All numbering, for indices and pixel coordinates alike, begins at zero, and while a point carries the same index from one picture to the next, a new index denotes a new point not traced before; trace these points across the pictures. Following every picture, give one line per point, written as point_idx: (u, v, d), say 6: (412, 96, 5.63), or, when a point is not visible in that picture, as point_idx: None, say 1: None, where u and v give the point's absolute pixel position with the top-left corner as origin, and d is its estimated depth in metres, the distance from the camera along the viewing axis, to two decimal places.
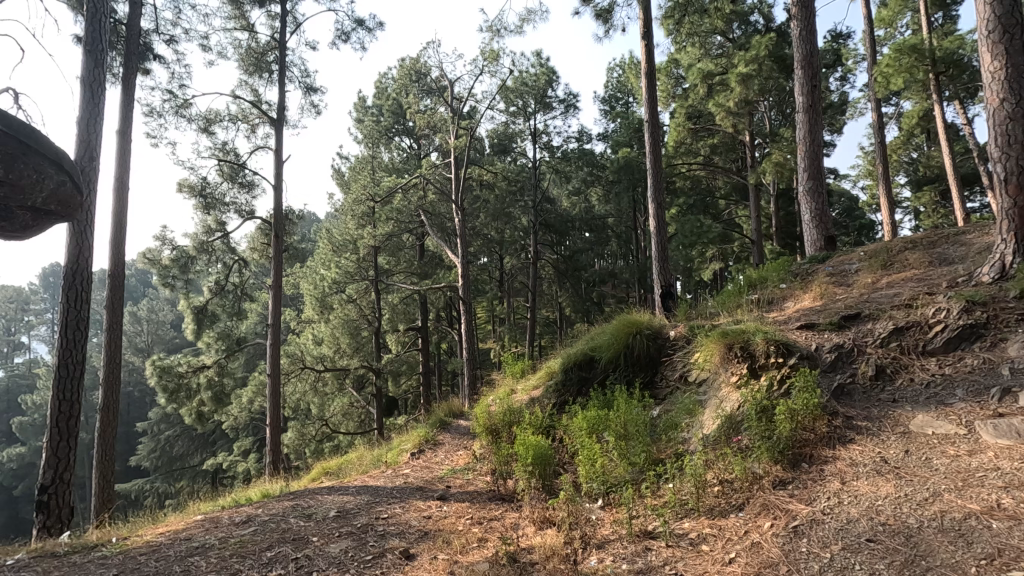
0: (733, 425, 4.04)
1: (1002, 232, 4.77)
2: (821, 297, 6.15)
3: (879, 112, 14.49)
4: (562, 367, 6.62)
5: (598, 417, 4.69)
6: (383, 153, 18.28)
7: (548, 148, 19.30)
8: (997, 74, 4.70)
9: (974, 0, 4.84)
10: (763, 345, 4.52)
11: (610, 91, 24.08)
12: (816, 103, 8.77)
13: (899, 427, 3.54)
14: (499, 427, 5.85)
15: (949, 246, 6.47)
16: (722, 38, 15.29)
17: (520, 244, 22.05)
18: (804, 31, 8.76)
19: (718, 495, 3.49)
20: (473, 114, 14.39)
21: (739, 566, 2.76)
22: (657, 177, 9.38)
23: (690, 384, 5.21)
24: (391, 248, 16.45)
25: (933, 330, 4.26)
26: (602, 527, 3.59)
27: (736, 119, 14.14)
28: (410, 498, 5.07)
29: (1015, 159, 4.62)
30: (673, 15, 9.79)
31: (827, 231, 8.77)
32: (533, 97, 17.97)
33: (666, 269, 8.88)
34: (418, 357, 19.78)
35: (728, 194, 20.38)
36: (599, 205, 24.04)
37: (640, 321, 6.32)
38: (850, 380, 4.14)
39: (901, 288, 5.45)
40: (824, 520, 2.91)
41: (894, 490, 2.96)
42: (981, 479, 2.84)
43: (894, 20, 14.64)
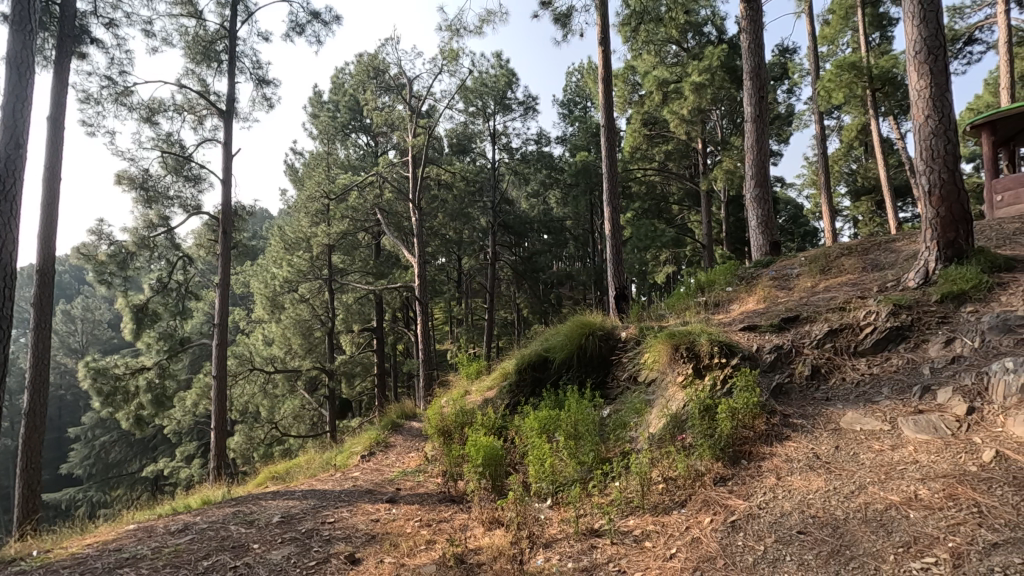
0: (678, 424, 4.16)
1: (927, 241, 5.09)
2: (764, 300, 6.41)
3: (822, 125, 15.24)
4: (516, 368, 6.63)
5: (550, 417, 4.71)
6: (339, 150, 17.94)
7: (506, 149, 19.39)
8: (923, 91, 4.99)
9: (904, 23, 5.12)
10: (708, 346, 4.66)
11: (569, 95, 24.40)
12: (763, 114, 9.11)
13: (831, 424, 3.73)
14: (451, 429, 5.81)
15: (881, 253, 6.85)
16: (677, 47, 15.70)
17: (478, 246, 22.06)
18: (752, 43, 9.10)
19: (662, 493, 3.57)
20: (432, 113, 14.30)
21: (679, 561, 2.84)
22: (612, 181, 9.54)
23: (639, 384, 5.33)
24: (346, 247, 16.16)
25: (864, 332, 4.50)
26: (550, 526, 3.62)
27: (689, 126, 14.56)
28: (358, 501, 4.98)
29: (938, 172, 4.91)
30: (629, 22, 9.99)
31: (773, 237, 9.11)
32: (492, 98, 17.99)
33: (621, 272, 9.05)
34: (373, 358, 19.50)
35: (681, 200, 20.98)
36: (557, 208, 24.32)
37: (593, 322, 6.42)
38: (788, 380, 4.32)
39: (837, 292, 5.74)
40: (759, 514, 3.03)
41: (824, 484, 3.11)
42: (901, 472, 3.02)
43: (836, 37, 15.44)
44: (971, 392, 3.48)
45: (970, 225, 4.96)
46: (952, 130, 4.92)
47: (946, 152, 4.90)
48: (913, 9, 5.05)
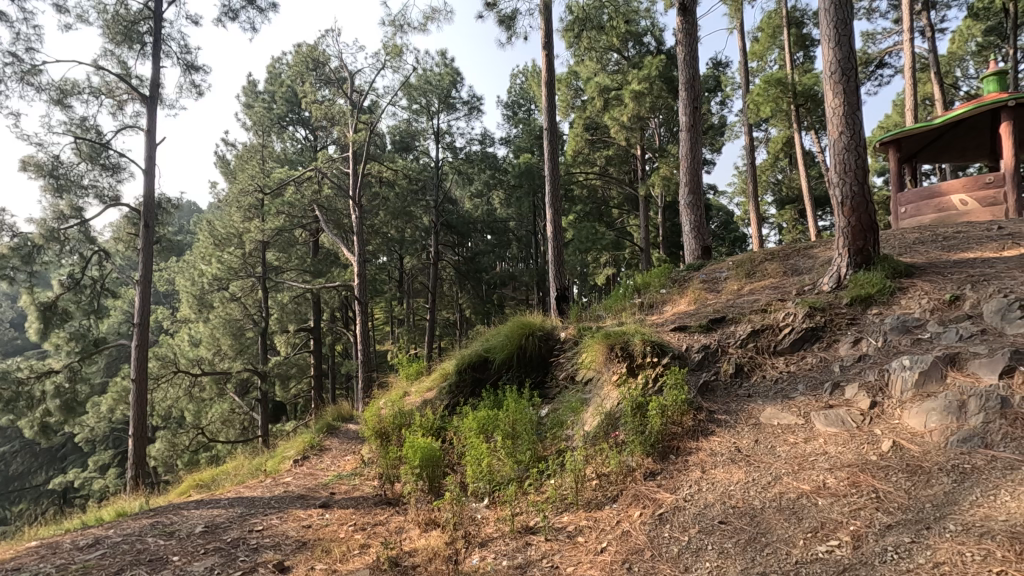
0: (611, 421, 4.28)
1: (839, 248, 5.48)
2: (694, 302, 6.70)
3: (751, 137, 16.11)
4: (455, 368, 6.58)
5: (488, 417, 4.73)
6: (275, 143, 17.24)
7: (450, 148, 19.29)
8: (837, 109, 5.38)
9: (822, 45, 5.51)
10: (640, 345, 4.84)
11: (513, 97, 24.59)
12: (696, 124, 9.53)
13: (752, 419, 3.96)
14: (389, 430, 5.71)
15: (800, 258, 7.31)
16: (618, 55, 16.16)
17: (420, 245, 21.80)
18: (688, 56, 9.47)
19: (595, 488, 3.66)
20: (374, 109, 14.01)
21: (610, 554, 2.93)
22: (554, 184, 9.69)
23: (577, 383, 5.44)
24: (281, 244, 15.68)
25: (783, 332, 4.80)
26: (486, 525, 3.64)
27: (628, 133, 15.02)
28: (289, 508, 4.80)
29: (850, 184, 5.30)
30: (572, 29, 10.18)
31: (704, 241, 9.53)
32: (436, 96, 17.80)
33: (562, 273, 9.21)
34: (309, 359, 18.87)
35: (621, 204, 21.57)
36: (500, 208, 24.41)
37: (533, 322, 6.50)
38: (714, 377, 4.55)
39: (760, 294, 6.08)
40: (685, 506, 3.18)
41: (744, 476, 3.30)
42: (812, 462, 3.25)
43: (764, 54, 16.37)
44: (873, 387, 3.79)
45: (876, 234, 5.39)
46: (862, 147, 5.33)
47: (856, 166, 5.29)
48: (829, 33, 5.44)
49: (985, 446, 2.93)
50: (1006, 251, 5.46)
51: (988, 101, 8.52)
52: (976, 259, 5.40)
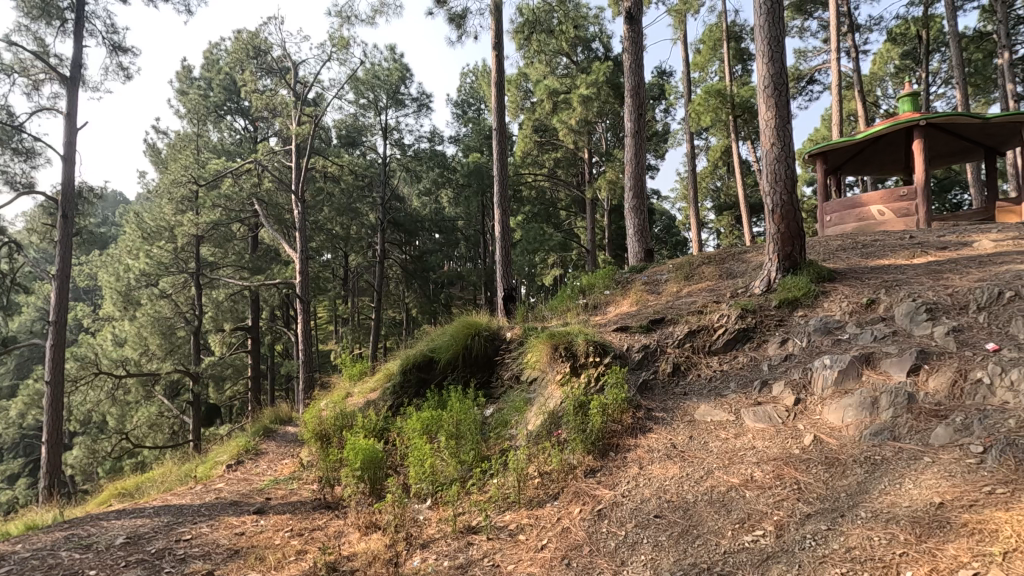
0: (554, 420, 4.35)
1: (770, 253, 5.78)
2: (636, 303, 6.91)
3: (692, 145, 16.74)
4: (400, 368, 6.47)
5: (431, 417, 4.68)
6: (212, 133, 16.44)
7: (398, 145, 18.99)
8: (769, 122, 5.69)
9: (757, 60, 5.80)
10: (583, 345, 4.95)
11: (463, 96, 24.53)
12: (642, 130, 9.80)
13: (687, 416, 4.12)
14: (329, 432, 5.54)
15: (735, 262, 7.66)
16: (567, 59, 16.42)
17: (366, 242, 21.35)
18: (633, 63, 9.72)
19: (537, 487, 3.71)
20: (319, 101, 13.61)
21: (550, 550, 2.98)
22: (503, 184, 9.72)
23: (522, 383, 5.48)
24: (217, 238, 15.12)
25: (717, 333, 5.02)
26: (428, 527, 3.61)
27: (576, 136, 15.26)
28: (221, 515, 4.58)
29: (781, 193, 5.59)
30: (522, 31, 10.25)
31: (647, 244, 9.81)
32: (384, 92, 17.48)
33: (509, 274, 9.27)
34: (246, 359, 18.09)
35: (569, 206, 21.90)
36: (449, 207, 24.24)
37: (478, 322, 6.49)
38: (652, 376, 4.71)
39: (697, 297, 6.34)
40: (622, 501, 3.28)
41: (678, 471, 3.43)
42: (741, 456, 3.42)
43: (706, 66, 17.04)
44: (798, 385, 4.03)
45: (803, 241, 5.72)
46: (791, 158, 5.64)
47: (786, 176, 5.59)
48: (763, 49, 5.73)
49: (894, 438, 3.17)
50: (916, 259, 5.92)
51: (902, 120, 9.23)
52: (890, 265, 5.82)
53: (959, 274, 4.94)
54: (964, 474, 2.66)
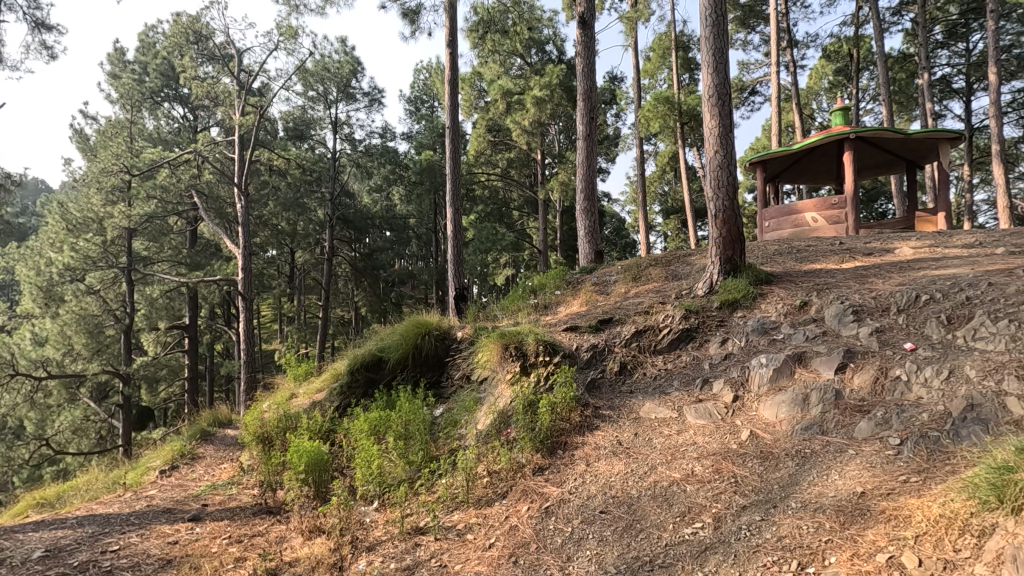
0: (504, 419, 4.37)
1: (713, 256, 6.00)
2: (586, 303, 7.03)
3: (641, 150, 17.18)
4: (348, 368, 6.32)
5: (380, 418, 4.60)
6: (147, 120, 15.55)
7: (348, 140, 18.55)
8: (713, 130, 5.91)
9: (703, 70, 6.02)
10: (534, 345, 5.00)
11: (416, 92, 24.27)
12: (593, 133, 9.98)
13: (632, 414, 4.23)
14: (272, 434, 5.35)
15: (680, 265, 7.92)
16: (521, 60, 16.51)
17: (313, 239, 20.74)
18: (586, 67, 9.87)
19: (486, 486, 3.71)
20: (264, 92, 13.13)
21: (498, 549, 2.99)
22: (455, 182, 9.67)
23: (472, 383, 5.47)
24: (151, 232, 14.14)
25: (662, 333, 5.17)
26: (375, 529, 3.55)
27: (529, 137, 15.37)
28: (152, 524, 4.35)
29: (723, 199, 5.82)
30: (476, 30, 10.22)
31: (597, 245, 10.00)
32: (335, 84, 17.03)
33: (461, 273, 9.23)
34: (183, 360, 17.21)
35: (521, 206, 22.03)
36: (400, 205, 23.91)
37: (429, 321, 6.42)
38: (600, 375, 4.81)
39: (644, 298, 6.52)
40: (569, 498, 3.33)
41: (624, 467, 3.52)
42: (683, 452, 3.55)
43: (655, 73, 17.52)
44: (736, 383, 4.21)
45: (743, 245, 5.98)
46: (733, 166, 5.88)
47: (728, 183, 5.82)
48: (709, 60, 5.95)
49: (822, 432, 3.37)
50: (845, 264, 6.30)
51: (835, 132, 9.80)
52: (821, 270, 6.17)
53: (882, 279, 5.29)
54: (883, 464, 2.86)
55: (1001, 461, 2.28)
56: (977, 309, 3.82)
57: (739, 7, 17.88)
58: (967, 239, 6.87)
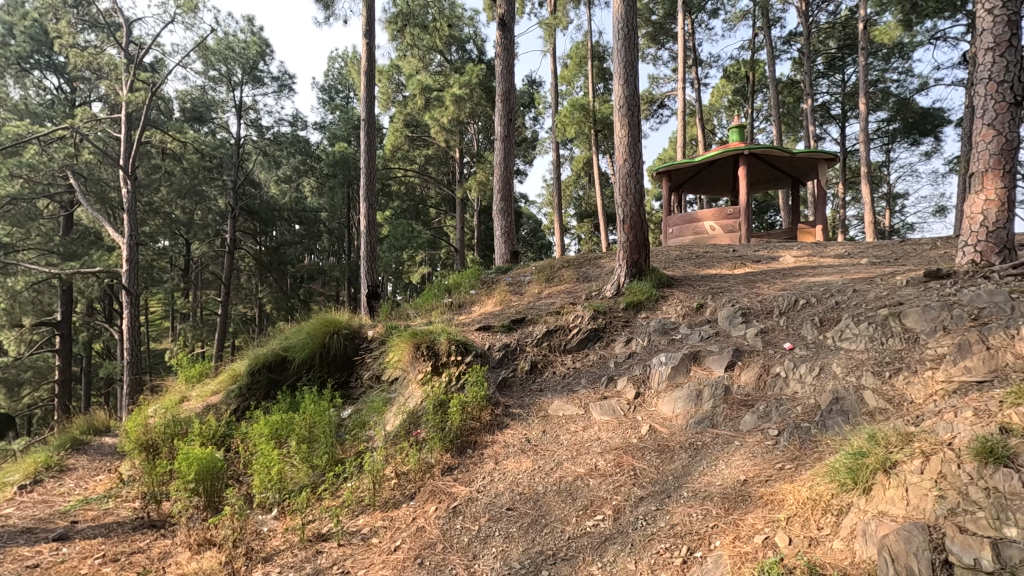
0: (414, 420, 4.31)
1: (620, 260, 6.27)
2: (500, 303, 7.11)
3: (558, 154, 17.61)
4: (247, 369, 5.94)
5: (282, 421, 4.37)
6: (12, 88, 13.71)
7: (254, 126, 17.42)
8: (623, 139, 6.18)
9: (614, 81, 6.26)
10: (446, 345, 4.98)
11: (330, 81, 23.35)
12: (511, 135, 10.09)
13: (542, 411, 4.34)
14: (157, 441, 4.90)
15: (591, 267, 8.22)
16: (441, 57, 16.36)
17: (212, 230, 19.27)
18: (504, 69, 9.94)
19: (393, 488, 3.64)
20: (158, 68, 12.05)
21: (403, 551, 2.95)
22: (370, 176, 9.38)
23: (383, 383, 5.35)
24: (18, 216, 12.52)
25: (572, 332, 5.34)
26: (272, 539, 3.37)
27: (448, 135, 15.26)
28: (7, 547, 3.83)
29: (631, 206, 6.11)
30: (395, 22, 9.98)
31: (512, 246, 10.11)
32: (240, 66, 15.93)
33: (374, 270, 8.98)
34: (53, 360, 15.31)
35: (438, 204, 21.85)
36: (311, 198, 22.86)
37: (339, 320, 6.18)
38: (511, 373, 4.89)
39: (556, 298, 6.68)
40: (477, 497, 3.35)
41: (530, 464, 3.60)
42: (589, 447, 3.69)
43: (572, 80, 18.04)
44: (638, 380, 4.45)
45: (648, 250, 6.31)
46: (640, 175, 6.18)
47: (634, 191, 6.12)
48: (620, 72, 6.22)
49: (712, 426, 3.64)
50: (737, 270, 6.84)
51: (732, 148, 10.58)
52: (717, 275, 6.65)
53: (766, 284, 5.81)
54: (762, 454, 3.14)
55: (856, 447, 2.59)
56: (844, 312, 4.28)
57: (651, 23, 18.83)
58: (838, 250, 7.70)
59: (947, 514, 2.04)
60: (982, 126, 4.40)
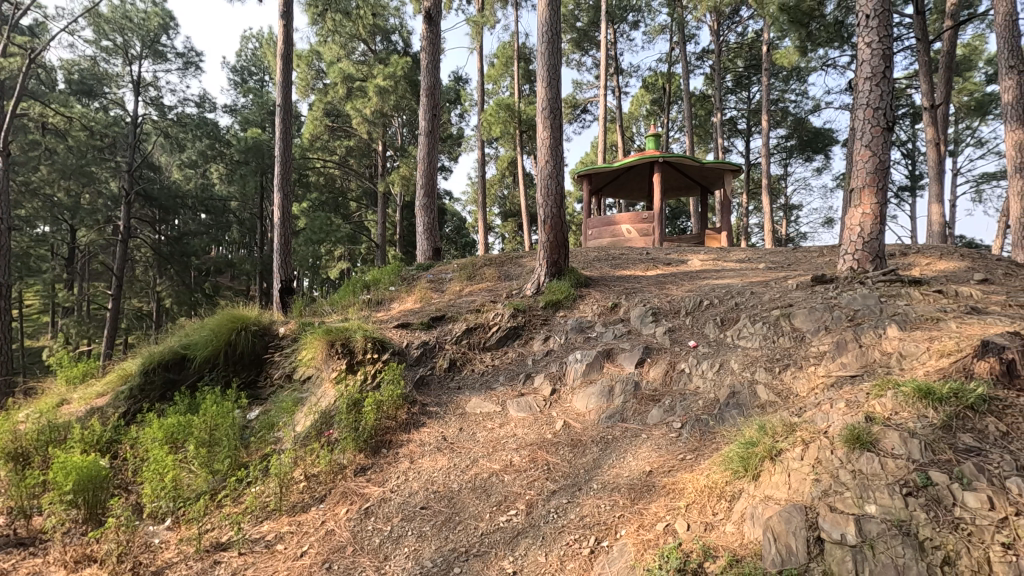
0: (326, 420, 4.15)
1: (541, 260, 6.37)
2: (420, 300, 7.01)
3: (483, 152, 17.63)
4: (140, 368, 5.45)
5: (179, 424, 4.05)
6: None
7: (155, 104, 16.00)
8: (545, 141, 6.30)
9: (538, 82, 6.35)
10: (362, 342, 4.84)
11: (243, 61, 21.97)
12: (435, 130, 9.95)
13: (459, 409, 4.34)
14: (29, 449, 4.38)
15: (512, 266, 8.29)
16: (365, 46, 15.88)
17: (103, 215, 17.51)
18: (430, 63, 9.78)
19: (302, 491, 3.49)
20: (39, 32, 10.75)
21: (310, 557, 2.83)
22: (284, 165, 8.91)
23: (293, 382, 5.11)
24: None
25: (491, 330, 5.36)
26: (164, 551, 3.11)
27: (370, 127, 14.86)
28: None
29: (551, 206, 6.24)
30: (316, 5, 9.55)
31: (435, 243, 10.00)
32: (138, 38, 14.56)
33: (288, 263, 8.54)
34: None
35: (359, 198, 21.22)
36: (219, 185, 21.39)
37: (246, 315, 5.83)
38: (429, 371, 4.84)
39: (477, 296, 6.70)
40: (390, 497, 3.29)
41: (445, 462, 3.59)
42: (504, 444, 3.72)
43: (498, 79, 18.15)
44: (554, 376, 4.56)
45: (567, 250, 6.46)
46: (561, 177, 6.32)
47: (556, 192, 6.24)
48: (543, 74, 6.32)
49: (622, 420, 3.80)
50: (650, 272, 7.17)
51: (648, 155, 11.09)
52: (631, 276, 6.95)
53: (675, 286, 6.14)
54: (667, 445, 3.32)
55: (748, 438, 2.79)
56: (742, 313, 4.61)
57: (575, 30, 19.34)
58: (740, 255, 8.29)
59: (821, 496, 2.26)
60: (861, 146, 4.87)
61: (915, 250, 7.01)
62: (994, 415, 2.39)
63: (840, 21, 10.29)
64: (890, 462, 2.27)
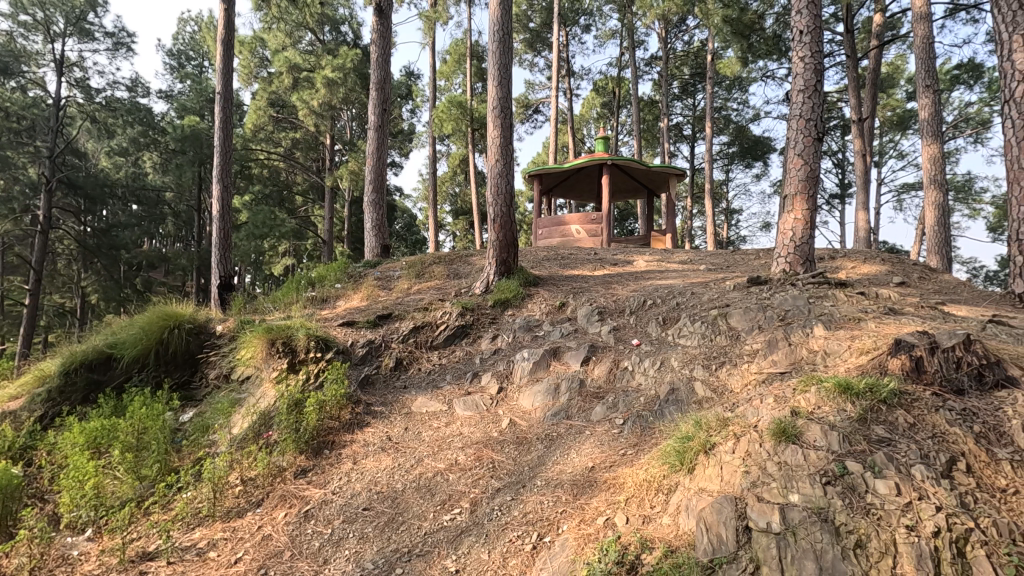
0: (264, 422, 4.01)
1: (491, 259, 6.36)
2: (367, 298, 6.88)
3: (434, 149, 17.46)
4: (60, 368, 5.08)
5: (104, 428, 3.82)
6: None
7: (81, 86, 14.94)
8: (495, 140, 6.31)
9: (488, 81, 6.36)
10: (304, 341, 4.71)
11: (180, 45, 20.86)
12: (384, 125, 9.76)
13: (404, 409, 4.29)
14: None
15: (461, 265, 8.26)
16: (312, 36, 15.42)
17: (20, 204, 16.19)
18: (380, 56, 9.59)
19: (237, 495, 3.35)
20: None
21: (244, 563, 2.73)
22: (224, 156, 8.52)
23: (230, 382, 4.90)
24: None
25: (439, 329, 5.33)
26: (84, 563, 2.91)
27: (318, 119, 14.43)
28: None
29: (501, 206, 6.25)
30: None
31: (383, 240, 9.82)
32: (62, 14, 13.55)
33: (227, 259, 8.18)
34: None
35: (305, 192, 20.58)
36: (153, 175, 20.24)
37: (180, 313, 5.54)
38: (374, 371, 4.76)
39: (425, 294, 6.63)
40: (331, 499, 3.21)
41: (389, 461, 3.55)
42: (450, 443, 3.71)
43: (450, 76, 18.01)
44: (502, 375, 4.59)
45: (516, 250, 6.49)
46: (511, 177, 6.35)
47: (506, 191, 6.27)
48: (495, 74, 6.33)
49: (567, 417, 3.86)
50: (597, 271, 7.31)
51: (597, 157, 11.29)
52: (579, 276, 7.06)
53: (621, 285, 6.29)
54: (609, 442, 3.40)
55: (685, 434, 2.90)
56: (682, 312, 4.78)
57: (528, 30, 19.46)
58: (684, 257, 8.57)
59: (750, 487, 2.38)
60: (794, 155, 5.14)
61: (842, 254, 7.47)
62: (903, 408, 2.60)
63: (777, 35, 10.85)
64: (812, 453, 2.41)
